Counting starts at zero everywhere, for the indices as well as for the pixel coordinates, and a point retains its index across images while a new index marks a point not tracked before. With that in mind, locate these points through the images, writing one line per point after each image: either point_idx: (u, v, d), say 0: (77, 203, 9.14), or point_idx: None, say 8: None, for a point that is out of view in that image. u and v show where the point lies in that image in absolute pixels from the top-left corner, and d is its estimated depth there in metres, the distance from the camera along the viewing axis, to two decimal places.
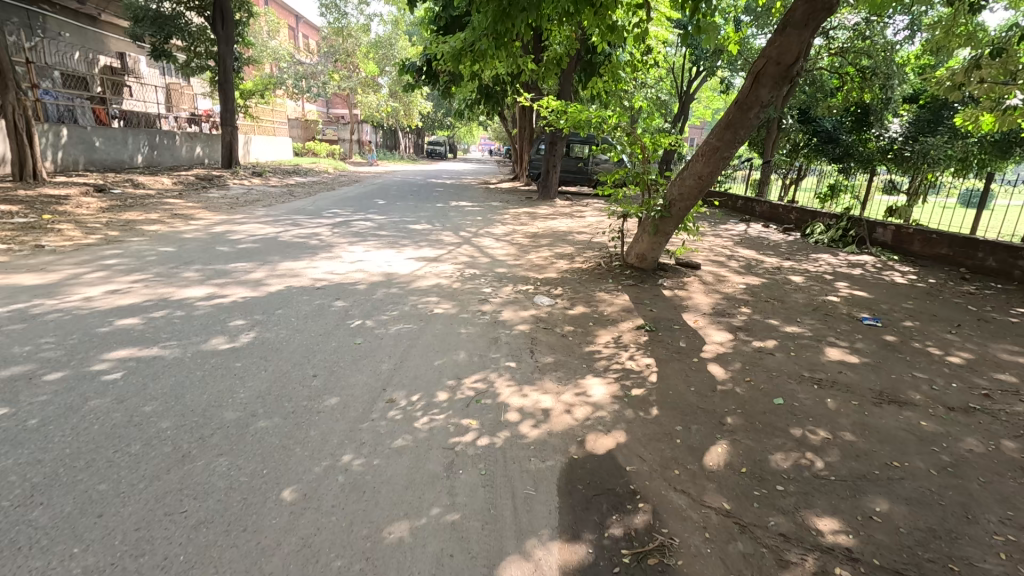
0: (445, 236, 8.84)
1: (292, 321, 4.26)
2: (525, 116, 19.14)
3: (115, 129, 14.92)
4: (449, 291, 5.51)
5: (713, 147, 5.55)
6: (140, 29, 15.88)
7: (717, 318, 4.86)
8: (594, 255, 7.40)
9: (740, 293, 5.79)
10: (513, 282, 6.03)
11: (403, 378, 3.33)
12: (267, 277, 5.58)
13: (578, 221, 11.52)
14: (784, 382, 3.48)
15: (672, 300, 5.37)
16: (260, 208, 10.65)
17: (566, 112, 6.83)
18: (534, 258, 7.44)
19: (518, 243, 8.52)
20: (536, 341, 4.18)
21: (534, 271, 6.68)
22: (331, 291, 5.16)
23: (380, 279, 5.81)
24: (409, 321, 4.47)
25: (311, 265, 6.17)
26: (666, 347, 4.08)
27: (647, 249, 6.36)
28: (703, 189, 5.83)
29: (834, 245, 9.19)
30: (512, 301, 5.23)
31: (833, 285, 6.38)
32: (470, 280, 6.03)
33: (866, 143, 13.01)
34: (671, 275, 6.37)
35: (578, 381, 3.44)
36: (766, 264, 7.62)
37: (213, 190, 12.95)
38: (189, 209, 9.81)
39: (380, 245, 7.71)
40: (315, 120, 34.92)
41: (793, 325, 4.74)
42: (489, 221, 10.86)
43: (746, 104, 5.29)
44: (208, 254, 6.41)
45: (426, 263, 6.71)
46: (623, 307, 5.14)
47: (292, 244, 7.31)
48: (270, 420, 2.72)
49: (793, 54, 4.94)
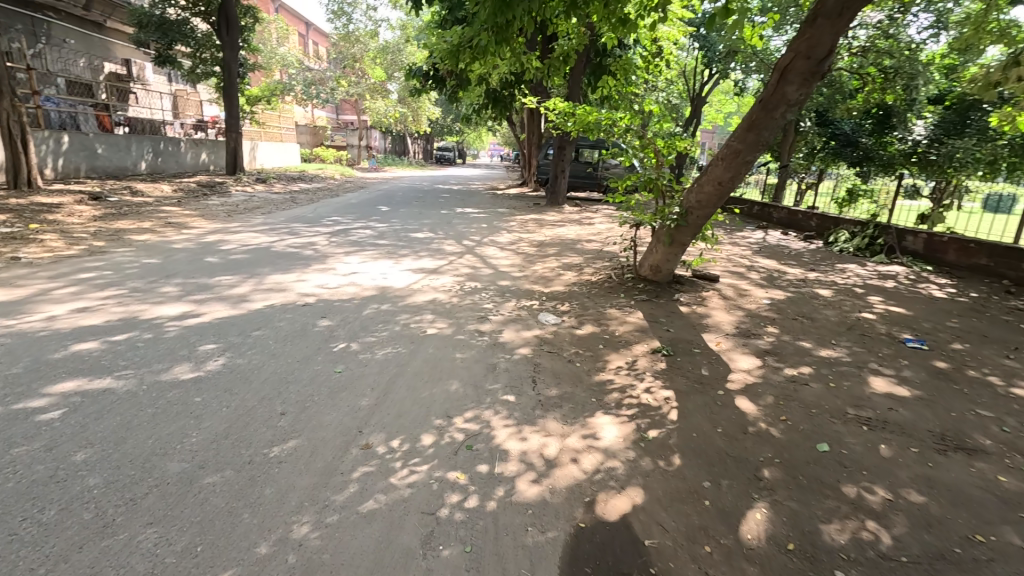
0: (447, 245, 8.44)
1: (269, 344, 3.85)
2: (533, 120, 18.77)
3: (118, 135, 14.79)
4: (446, 307, 5.08)
5: (735, 150, 5.07)
6: (144, 35, 15.64)
7: (741, 339, 4.38)
8: (604, 266, 6.95)
9: (764, 309, 5.30)
10: (516, 297, 5.60)
11: (384, 416, 2.89)
12: (252, 291, 5.20)
13: (587, 228, 11.06)
14: (827, 421, 3.00)
15: (690, 318, 4.90)
16: (258, 216, 10.35)
17: (575, 113, 6.43)
18: (540, 268, 7.00)
19: (523, 253, 8.09)
20: (540, 367, 3.74)
21: (540, 283, 6.24)
22: (317, 309, 4.75)
23: (373, 293, 5.40)
24: (398, 343, 4.04)
25: (300, 278, 5.78)
26: (687, 377, 3.60)
27: (662, 261, 5.88)
28: (724, 196, 5.36)
29: (860, 254, 8.64)
30: (514, 320, 4.80)
31: (866, 300, 5.87)
32: (469, 294, 5.61)
33: (887, 146, 12.71)
34: (687, 289, 5.89)
35: (586, 421, 2.98)
36: (789, 276, 7.11)
37: (213, 197, 12.72)
38: (185, 218, 9.52)
39: (378, 255, 7.33)
40: (324, 127, 34.97)
41: (828, 348, 4.24)
42: (494, 229, 10.45)
43: (771, 102, 4.80)
44: (194, 265, 6.06)
45: (425, 275, 6.30)
46: (635, 326, 4.68)
47: (285, 255, 6.95)
48: (220, 474, 2.30)
49: (825, 47, 4.45)
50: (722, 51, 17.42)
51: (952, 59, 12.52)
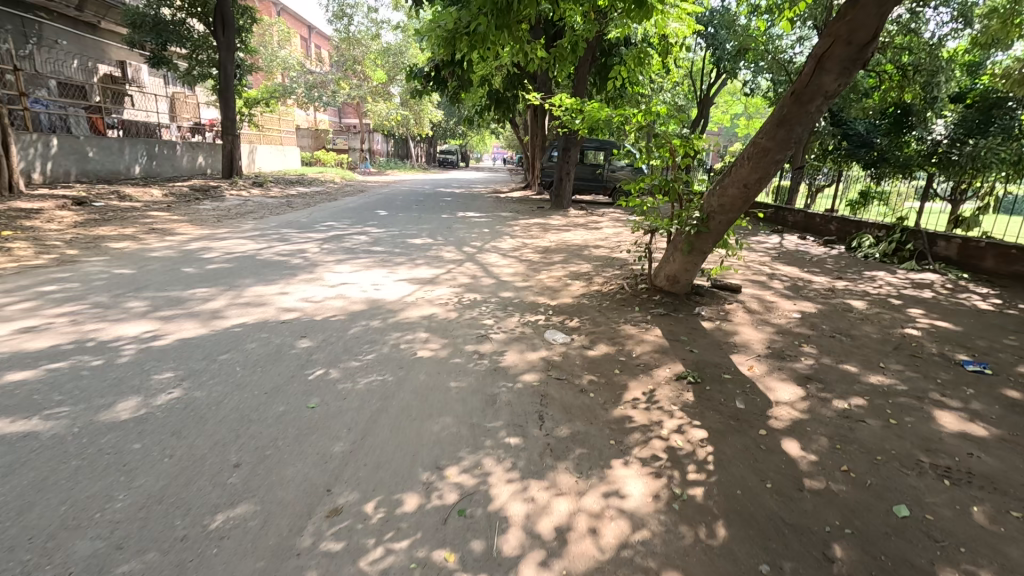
0: (446, 251, 7.93)
1: (234, 371, 3.34)
2: (538, 122, 18.33)
3: (111, 138, 14.39)
4: (442, 324, 4.57)
5: (762, 148, 4.54)
6: (138, 36, 15.21)
7: (777, 362, 3.85)
8: (614, 275, 6.44)
9: (795, 324, 4.77)
10: (520, 311, 5.08)
11: (359, 469, 2.39)
12: (228, 306, 4.71)
13: (594, 233, 10.55)
14: (898, 473, 2.46)
15: (715, 337, 4.38)
16: (250, 221, 9.89)
17: (583, 110, 5.96)
18: (545, 278, 6.49)
19: (527, 260, 7.57)
20: (547, 398, 3.22)
21: (546, 295, 5.73)
22: (297, 327, 4.24)
23: (361, 308, 4.89)
24: (385, 369, 3.53)
25: (283, 290, 5.29)
26: (720, 412, 3.08)
27: (680, 271, 5.34)
28: (749, 200, 4.82)
29: (887, 260, 8.08)
30: (518, 339, 4.27)
31: (906, 313, 5.33)
32: (468, 308, 5.10)
33: (903, 147, 12.29)
34: (707, 301, 5.35)
35: (606, 473, 2.46)
36: (815, 285, 6.58)
37: (206, 202, 12.29)
38: (172, 224, 9.06)
39: (371, 264, 6.83)
40: (326, 130, 34.63)
41: (878, 372, 3.71)
42: (496, 234, 9.95)
43: (804, 96, 4.28)
44: (169, 276, 5.58)
45: (420, 286, 5.81)
46: (654, 346, 4.15)
47: (271, 264, 6.47)
48: (138, 560, 1.81)
49: (868, 32, 3.92)
50: (732, 49, 16.87)
51: (974, 57, 12.07)
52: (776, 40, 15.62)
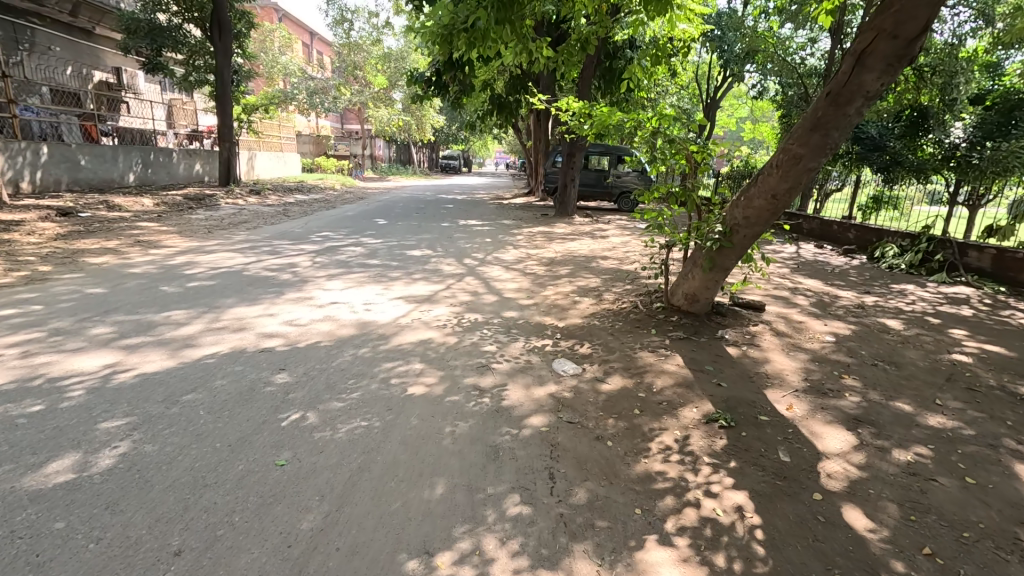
0: (445, 264, 7.49)
1: (196, 416, 2.90)
2: (541, 126, 18.01)
3: (104, 146, 14.06)
4: (439, 351, 4.13)
5: (794, 156, 4.09)
6: (132, 41, 14.89)
7: (818, 399, 3.38)
8: (626, 291, 5.98)
9: (830, 349, 4.31)
10: (525, 334, 4.63)
11: (329, 557, 1.93)
12: (203, 331, 4.29)
13: (601, 242, 10.10)
14: (996, 562, 2.00)
15: (743, 366, 3.92)
16: (241, 232, 9.50)
17: (592, 114, 5.56)
18: (551, 294, 6.04)
19: (531, 273, 7.13)
20: (558, 449, 2.77)
21: (552, 314, 5.27)
22: (276, 359, 3.80)
23: (349, 333, 4.45)
24: (372, 412, 3.08)
25: (267, 311, 4.86)
26: (763, 467, 2.62)
27: (700, 289, 4.88)
28: (777, 212, 4.37)
29: (914, 271, 7.63)
30: (522, 370, 3.82)
31: (950, 335, 4.85)
32: (468, 331, 4.64)
33: (919, 151, 11.23)
34: (729, 322, 4.88)
35: (634, 559, 2.00)
36: (842, 301, 6.11)
37: (199, 211, 11.93)
38: (158, 236, 8.66)
39: (365, 279, 6.41)
40: (327, 136, 34.39)
41: (936, 411, 3.24)
42: (498, 244, 9.51)
43: (842, 97, 3.83)
44: (144, 297, 5.16)
45: (416, 304, 5.37)
46: (677, 379, 3.69)
47: (258, 280, 6.05)
48: None
49: (917, 25, 3.45)
50: (741, 50, 16.40)
51: (993, 57, 11.46)
52: (786, 41, 15.19)
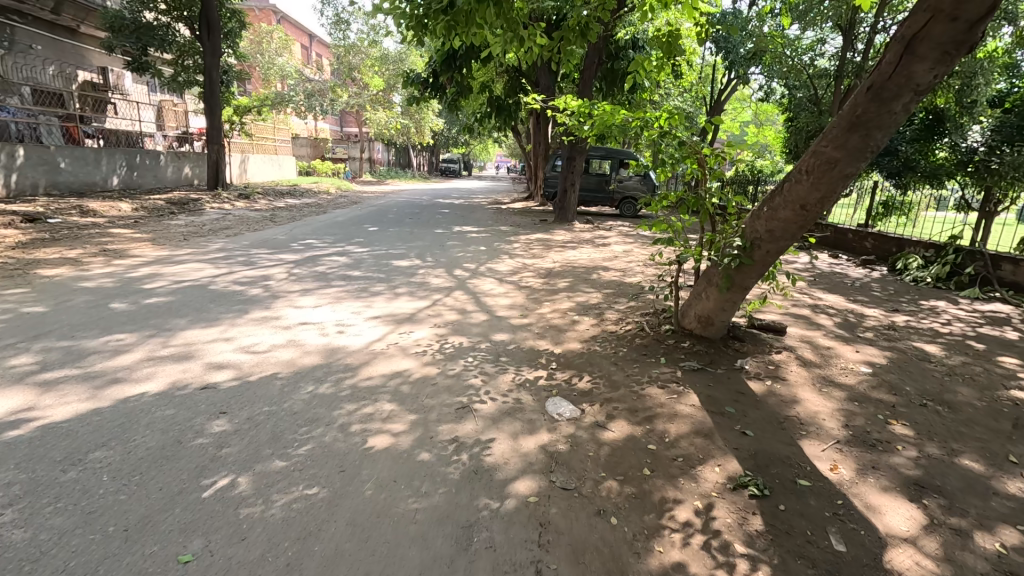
0: (434, 276, 6.91)
1: (95, 484, 2.31)
2: (541, 130, 17.53)
3: (86, 148, 13.56)
4: (414, 387, 3.54)
5: (827, 160, 3.52)
6: (116, 40, 14.35)
7: (867, 454, 2.79)
8: (631, 309, 5.40)
9: (866, 384, 3.73)
10: (517, 363, 4.05)
11: None
12: (142, 360, 3.71)
13: (602, 251, 9.53)
14: None
15: (772, 407, 3.33)
16: (219, 239, 8.94)
17: (593, 113, 5.01)
18: (548, 311, 5.45)
19: (526, 287, 6.54)
20: (549, 532, 2.17)
21: (548, 337, 4.69)
22: (218, 399, 3.20)
23: (313, 362, 3.86)
24: (321, 475, 2.49)
25: (222, 335, 4.28)
26: (814, 562, 2.02)
27: (714, 311, 4.30)
28: (806, 224, 3.79)
29: (941, 286, 7.06)
30: (510, 413, 3.22)
31: (1000, 364, 4.27)
32: (450, 359, 4.05)
33: (934, 155, 10.70)
34: (749, 348, 4.29)
35: None
36: (870, 320, 5.54)
37: (180, 216, 11.39)
38: (128, 244, 8.09)
39: (343, 294, 5.83)
40: (325, 139, 33.92)
41: (1014, 472, 2.66)
42: (493, 253, 8.94)
43: (886, 91, 3.24)
44: (88, 316, 4.58)
45: (395, 326, 4.78)
46: (693, 425, 3.10)
47: (223, 297, 5.48)
48: None
49: (981, 3, 2.85)
50: (748, 51, 15.82)
51: None
52: (796, 41, 14.66)
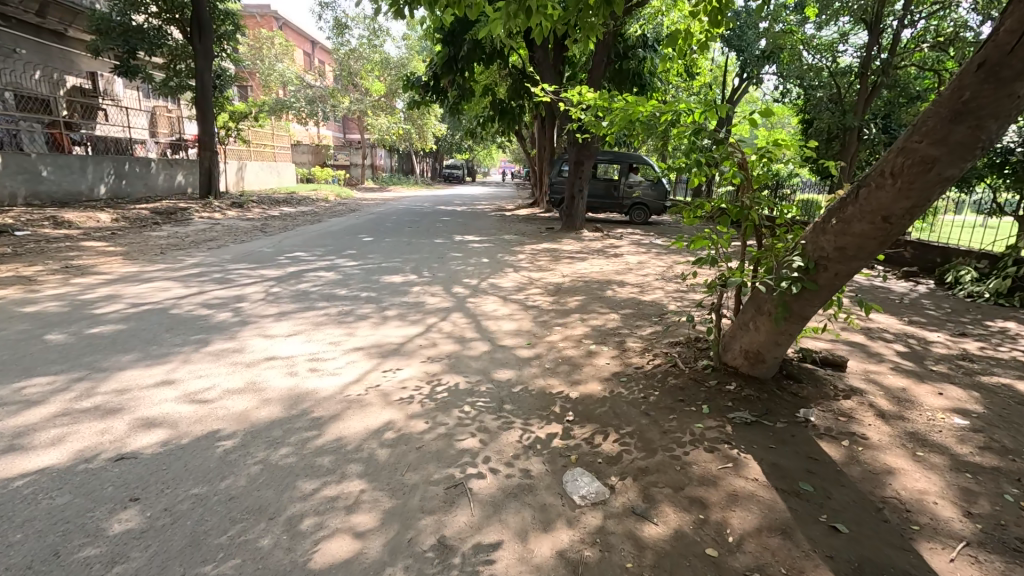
0: (428, 295, 6.14)
1: None
2: (547, 134, 16.79)
3: (71, 155, 12.95)
4: (394, 451, 2.77)
5: (920, 160, 2.73)
6: (103, 43, 13.73)
7: (1016, 569, 2.01)
8: (658, 337, 4.62)
9: (969, 444, 2.94)
10: (526, 413, 3.27)
11: None
12: (56, 415, 2.97)
13: (615, 263, 8.78)
14: None
15: (860, 482, 2.56)
16: (198, 253, 8.22)
17: (612, 109, 4.32)
18: (560, 339, 4.68)
19: (533, 307, 5.77)
20: None
21: (562, 374, 3.93)
22: (132, 478, 2.43)
23: (270, 416, 3.09)
24: None
25: (167, 377, 3.53)
26: None
27: (765, 345, 3.50)
28: (887, 240, 2.99)
29: (1004, 302, 6.25)
30: (517, 494, 2.45)
31: None
32: (442, 407, 3.28)
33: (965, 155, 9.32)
34: (811, 391, 3.48)
35: None
36: (937, 346, 4.75)
37: (163, 226, 10.71)
38: (96, 259, 7.38)
39: (324, 318, 5.09)
40: (327, 145, 33.29)
41: None
42: (496, 266, 8.17)
43: (1006, 68, 2.46)
44: (13, 352, 3.84)
45: (378, 361, 4.01)
46: (764, 515, 2.31)
47: (184, 323, 4.73)
48: None
49: None
50: (763, 49, 15.03)
51: None
52: (816, 37, 13.90)
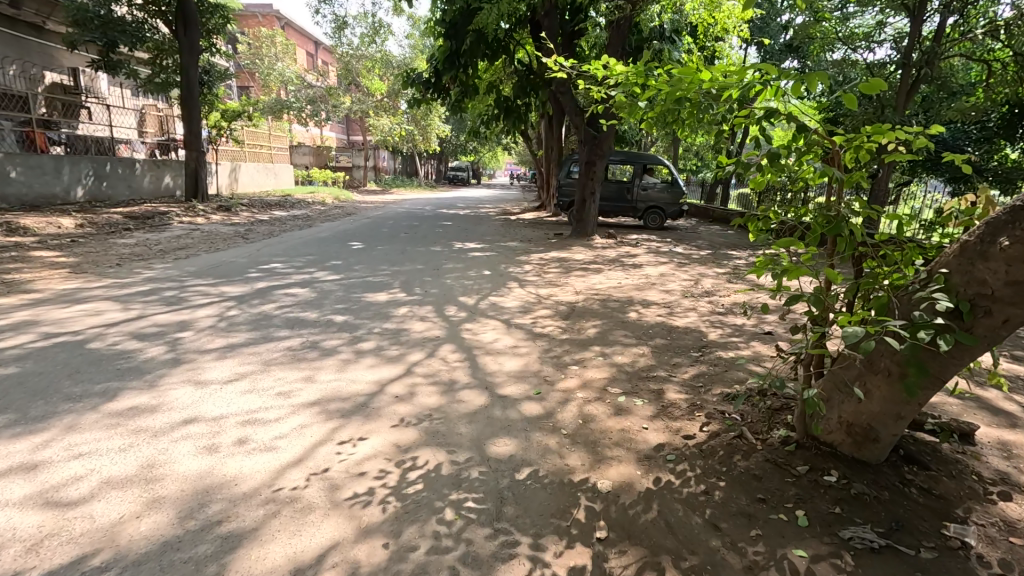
0: (416, 320, 5.09)
1: None
2: (555, 133, 15.72)
3: (45, 156, 12.03)
4: None
5: None
6: (80, 35, 12.76)
7: None
8: (706, 387, 3.52)
9: None
10: (536, 525, 2.20)
11: None
12: None
13: (634, 275, 7.71)
14: None
15: None
16: (159, 264, 7.20)
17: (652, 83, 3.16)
18: (577, 387, 3.61)
19: (542, 336, 4.71)
20: None
21: (584, 445, 2.86)
22: None
23: (150, 535, 2.06)
24: None
25: (28, 459, 2.51)
26: None
27: (882, 418, 2.40)
28: None
29: None
30: None
31: None
32: (413, 513, 2.24)
33: None
34: (949, 486, 2.41)
35: None
36: None
37: (134, 232, 9.73)
38: (38, 273, 6.39)
39: (280, 353, 4.05)
40: (327, 146, 32.40)
41: None
42: (498, 280, 7.10)
43: None
44: None
45: (333, 426, 2.96)
46: None
47: (98, 363, 3.70)
48: None
49: None
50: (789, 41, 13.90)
51: None
52: (850, 26, 12.70)
